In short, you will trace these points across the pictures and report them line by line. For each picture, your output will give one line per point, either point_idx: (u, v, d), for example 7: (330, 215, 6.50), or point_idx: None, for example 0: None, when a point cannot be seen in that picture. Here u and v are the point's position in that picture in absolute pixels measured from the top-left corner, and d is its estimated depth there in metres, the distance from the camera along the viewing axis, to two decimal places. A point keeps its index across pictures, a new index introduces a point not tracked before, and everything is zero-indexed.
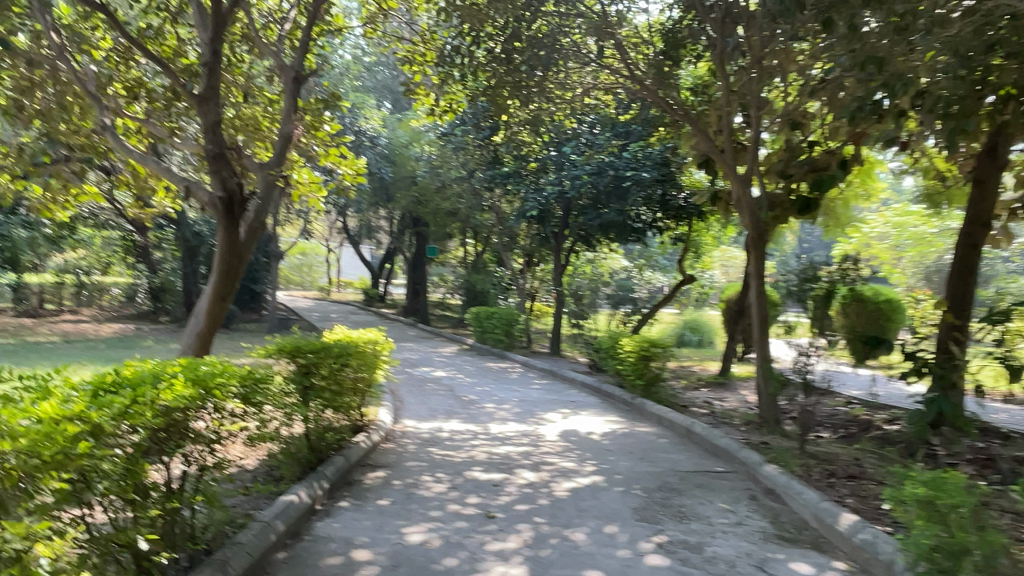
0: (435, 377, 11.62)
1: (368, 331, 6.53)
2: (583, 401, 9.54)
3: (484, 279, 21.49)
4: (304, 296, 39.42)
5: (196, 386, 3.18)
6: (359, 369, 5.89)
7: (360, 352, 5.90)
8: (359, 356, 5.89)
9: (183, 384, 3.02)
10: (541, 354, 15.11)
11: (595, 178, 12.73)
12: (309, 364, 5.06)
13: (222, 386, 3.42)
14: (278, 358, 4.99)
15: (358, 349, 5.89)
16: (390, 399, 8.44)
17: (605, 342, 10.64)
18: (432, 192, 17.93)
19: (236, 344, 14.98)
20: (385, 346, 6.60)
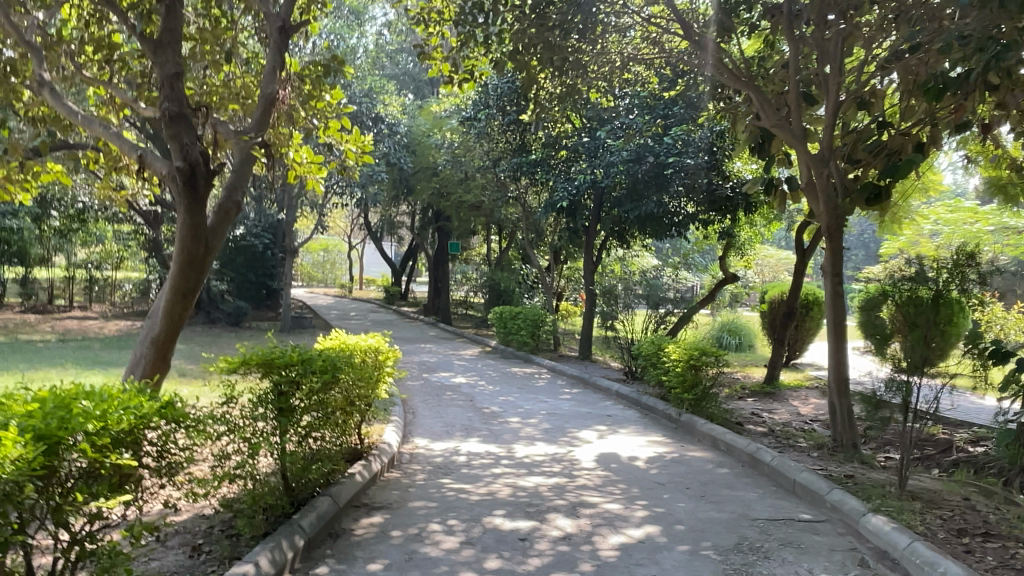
0: (453, 384, 10.51)
1: (367, 339, 5.42)
2: (621, 416, 8.36)
3: (508, 277, 20.35)
4: (324, 293, 38.58)
5: (56, 435, 2.43)
6: (357, 386, 4.76)
7: (356, 365, 4.77)
8: (356, 371, 4.77)
9: (14, 439, 2.28)
10: (570, 358, 13.94)
11: (632, 167, 11.31)
12: (285, 382, 3.92)
13: (113, 427, 2.64)
14: (251, 373, 3.90)
15: (353, 360, 4.77)
16: (400, 413, 7.33)
17: (645, 349, 9.42)
18: (454, 183, 16.87)
19: (244, 344, 14.01)
20: (389, 355, 5.48)
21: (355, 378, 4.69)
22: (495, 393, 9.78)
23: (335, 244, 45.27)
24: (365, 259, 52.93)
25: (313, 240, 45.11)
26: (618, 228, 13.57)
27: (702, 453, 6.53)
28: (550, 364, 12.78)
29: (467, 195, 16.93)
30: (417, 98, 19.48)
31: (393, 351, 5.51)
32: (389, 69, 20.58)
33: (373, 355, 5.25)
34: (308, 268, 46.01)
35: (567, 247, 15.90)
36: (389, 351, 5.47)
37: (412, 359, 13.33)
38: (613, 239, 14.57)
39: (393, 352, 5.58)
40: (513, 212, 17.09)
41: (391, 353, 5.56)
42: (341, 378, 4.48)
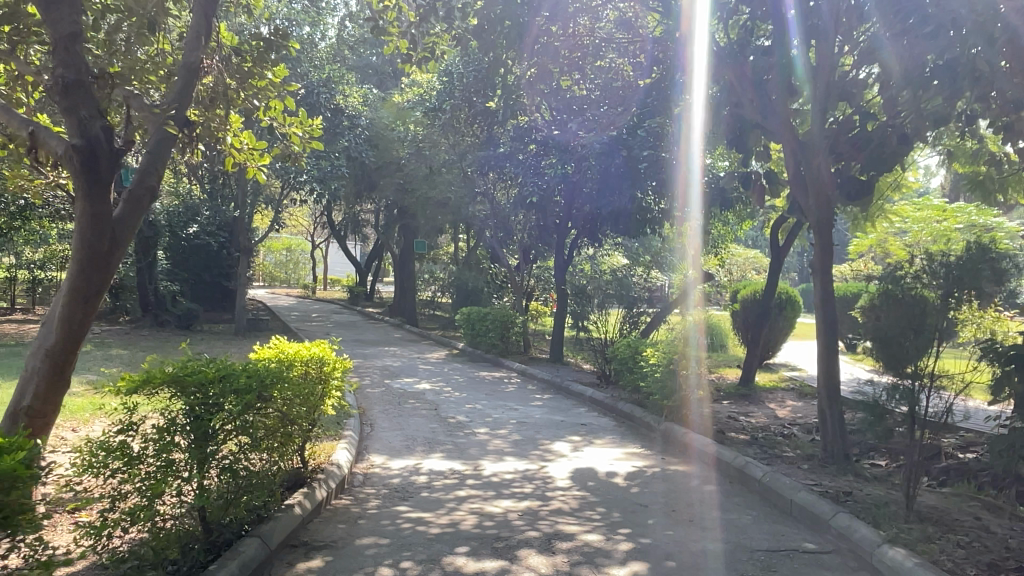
0: (417, 391, 9.84)
1: (311, 347, 4.77)
2: (596, 424, 7.79)
3: (476, 277, 19.72)
4: (287, 294, 37.52)
5: None
6: (297, 404, 4.12)
7: (293, 379, 4.13)
8: (295, 387, 4.13)
9: None
10: (540, 361, 13.35)
11: (605, 160, 10.65)
12: (201, 401, 3.27)
13: None
14: (168, 391, 3.28)
15: (290, 374, 4.13)
16: (355, 426, 6.67)
17: (619, 351, 8.88)
18: (420, 178, 16.19)
19: (195, 349, 13.17)
20: (337, 366, 4.84)
21: (294, 394, 4.05)
22: (461, 401, 9.15)
23: (299, 243, 44.20)
24: (330, 258, 51.84)
25: (276, 240, 44.00)
26: (590, 225, 13.03)
27: (685, 467, 6.00)
28: (521, 367, 12.18)
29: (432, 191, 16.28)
30: (381, 91, 18.76)
31: (343, 363, 4.87)
32: (352, 62, 19.83)
33: (318, 368, 4.61)
34: (271, 269, 44.91)
35: (537, 244, 15.33)
36: (340, 362, 4.84)
37: (374, 363, 12.63)
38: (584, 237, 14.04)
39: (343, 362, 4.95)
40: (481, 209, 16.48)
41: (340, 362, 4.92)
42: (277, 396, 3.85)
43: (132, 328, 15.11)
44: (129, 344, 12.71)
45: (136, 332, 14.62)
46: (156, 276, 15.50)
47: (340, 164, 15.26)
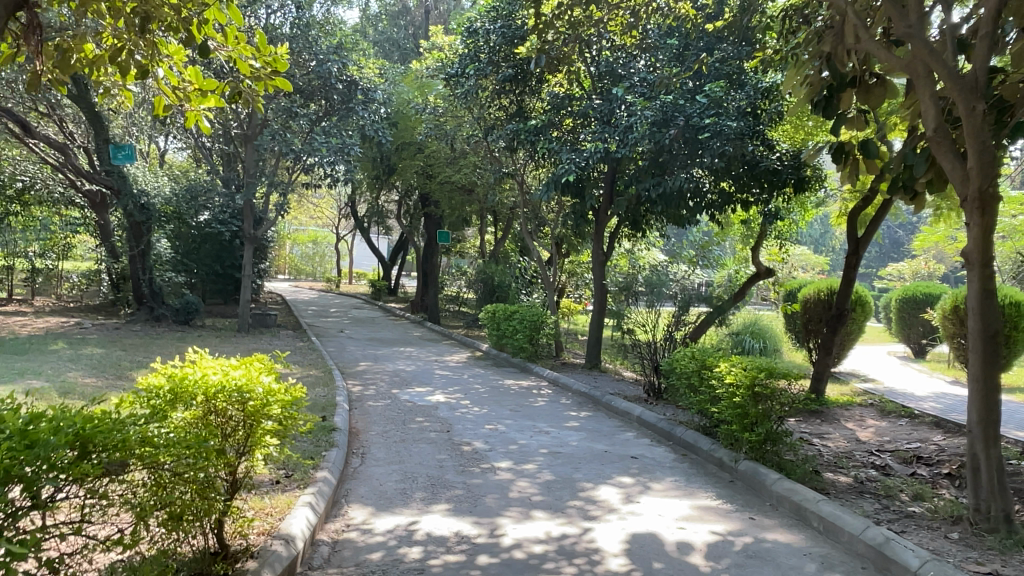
0: (429, 405, 8.17)
1: (241, 367, 3.22)
2: (650, 459, 6.06)
3: (505, 271, 18.10)
4: (309, 288, 36.18)
5: None
6: (171, 469, 2.56)
7: (167, 432, 2.64)
8: (164, 443, 2.56)
9: None
10: (575, 367, 11.63)
11: (658, 130, 9.16)
12: None
13: None
14: None
15: (162, 425, 2.66)
16: (336, 464, 5.04)
17: (675, 363, 7.14)
18: (443, 160, 14.73)
19: (188, 347, 11.70)
20: (286, 395, 3.24)
21: (157, 455, 2.49)
22: (481, 419, 7.47)
23: (324, 235, 43.06)
24: (356, 251, 50.75)
25: (303, 232, 42.96)
26: (636, 212, 11.35)
27: (787, 537, 4.28)
28: (553, 374, 10.45)
29: (455, 175, 14.75)
30: (403, 65, 17.35)
31: (285, 391, 3.21)
32: (372, 36, 18.46)
33: (239, 406, 2.99)
34: (296, 261, 44.01)
35: (572, 233, 13.64)
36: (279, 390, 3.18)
37: (385, 367, 10.99)
38: (626, 227, 12.29)
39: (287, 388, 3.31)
40: (509, 193, 14.88)
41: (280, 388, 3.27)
42: (112, 465, 2.35)
43: (124, 322, 13.68)
44: (112, 342, 11.27)
45: (126, 326, 13.19)
46: (152, 265, 14.05)
47: (354, 142, 13.80)
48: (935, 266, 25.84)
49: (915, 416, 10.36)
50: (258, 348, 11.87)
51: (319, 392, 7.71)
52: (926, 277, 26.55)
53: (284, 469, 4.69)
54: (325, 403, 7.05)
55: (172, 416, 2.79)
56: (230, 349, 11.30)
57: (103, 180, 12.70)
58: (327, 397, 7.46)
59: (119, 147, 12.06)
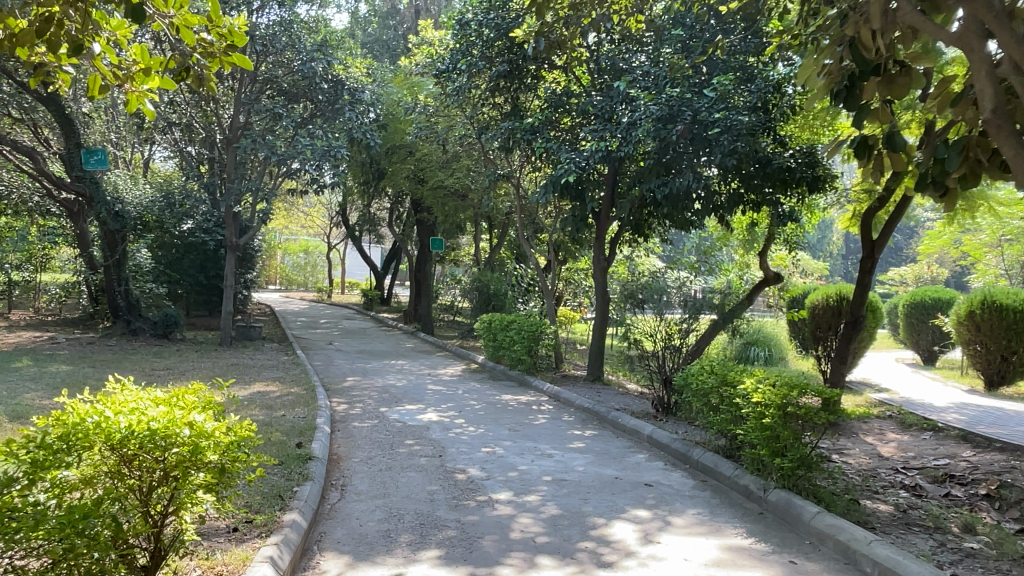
0: (420, 424, 7.49)
1: (161, 405, 2.98)
2: (666, 488, 5.40)
3: (500, 279, 17.47)
4: (301, 298, 35.45)
5: None
6: (47, 548, 2.34)
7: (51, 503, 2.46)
8: (36, 518, 2.35)
9: None
10: (576, 380, 10.98)
11: (662, 126, 8.50)
12: None
13: None
14: None
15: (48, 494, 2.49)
16: (309, 502, 4.35)
17: (688, 378, 6.47)
18: (436, 164, 14.13)
19: (164, 362, 10.98)
20: (218, 433, 2.96)
21: (20, 535, 2.28)
22: (478, 441, 6.79)
23: (316, 245, 42.36)
24: (348, 261, 50.13)
25: (294, 241, 42.31)
26: (638, 216, 10.76)
27: None
28: (553, 389, 9.79)
29: (448, 179, 14.15)
30: (393, 66, 16.78)
31: (217, 430, 2.94)
32: (361, 37, 17.91)
33: (152, 455, 2.77)
34: (288, 272, 43.33)
35: (570, 238, 13.01)
36: (210, 430, 2.92)
37: (373, 382, 10.31)
38: (627, 232, 11.68)
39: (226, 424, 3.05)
40: (504, 198, 14.27)
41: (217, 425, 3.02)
42: None
43: (99, 337, 12.94)
44: (82, 358, 10.55)
45: (101, 341, 12.45)
46: (128, 277, 13.32)
47: (340, 145, 13.17)
48: (938, 271, 25.40)
49: (939, 429, 9.73)
50: (239, 362, 11.17)
51: (298, 413, 7.01)
52: (928, 281, 26.12)
53: (246, 510, 4.01)
54: (303, 426, 6.35)
55: (67, 474, 2.61)
56: (209, 365, 10.60)
57: (73, 186, 12.00)
58: (306, 419, 6.77)
59: (91, 152, 11.40)
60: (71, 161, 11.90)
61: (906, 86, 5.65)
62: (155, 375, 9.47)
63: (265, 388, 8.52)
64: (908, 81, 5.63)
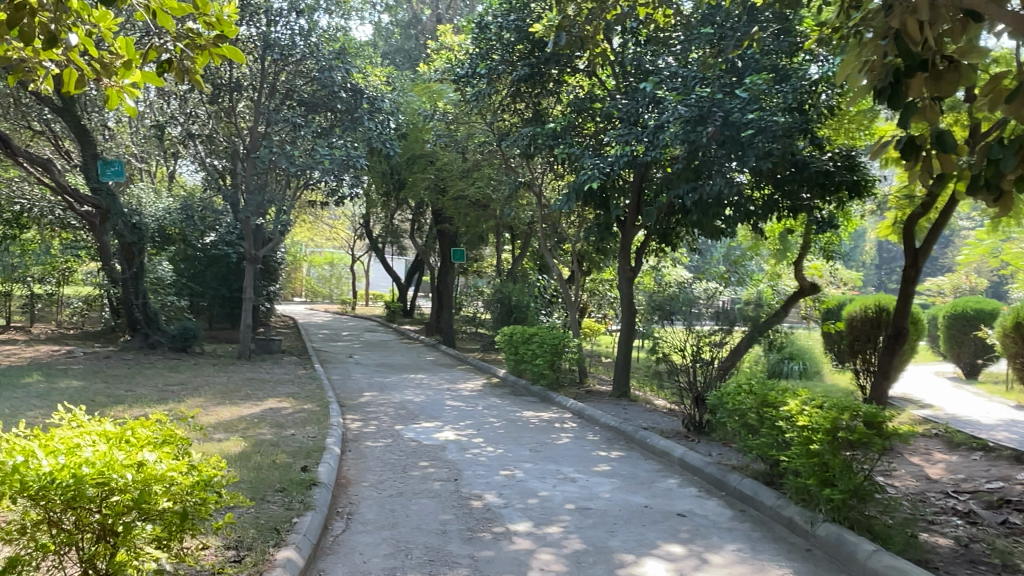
0: (436, 444, 7.09)
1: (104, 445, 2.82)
2: (701, 518, 4.93)
3: (523, 290, 17.07)
4: (324, 310, 35.38)
5: None
6: None
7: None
8: None
9: None
10: (601, 396, 10.53)
11: (692, 129, 8.09)
12: None
13: None
14: None
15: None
16: (310, 536, 3.98)
17: (722, 396, 6.01)
18: (457, 173, 13.82)
19: (178, 376, 10.73)
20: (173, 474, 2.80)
21: None
22: (497, 463, 6.38)
23: (340, 257, 42.33)
24: (372, 274, 50.08)
25: (319, 253, 42.33)
26: (666, 224, 10.33)
27: None
28: (577, 405, 9.34)
29: (469, 188, 13.83)
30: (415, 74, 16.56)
31: (172, 474, 2.72)
32: (383, 47, 17.74)
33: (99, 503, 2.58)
34: (313, 284, 43.38)
35: (595, 247, 12.57)
36: (163, 475, 2.70)
37: (391, 397, 9.94)
38: (653, 242, 11.23)
39: (186, 466, 2.84)
40: (527, 207, 13.91)
41: (175, 468, 2.81)
42: None
43: (116, 350, 12.74)
44: (95, 373, 10.33)
45: (117, 355, 12.25)
46: (145, 290, 13.13)
47: (358, 154, 12.92)
48: (978, 281, 24.49)
49: (990, 449, 9.09)
50: (254, 377, 10.89)
51: (308, 432, 6.66)
52: (967, 292, 25.21)
53: (235, 546, 3.65)
54: (313, 446, 5.99)
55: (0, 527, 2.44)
56: (223, 379, 10.33)
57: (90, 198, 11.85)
58: (317, 438, 6.41)
59: (107, 163, 11.25)
60: (88, 173, 11.75)
61: (955, 84, 4.73)
62: (168, 390, 9.21)
63: (278, 405, 8.19)
64: (959, 77, 4.71)
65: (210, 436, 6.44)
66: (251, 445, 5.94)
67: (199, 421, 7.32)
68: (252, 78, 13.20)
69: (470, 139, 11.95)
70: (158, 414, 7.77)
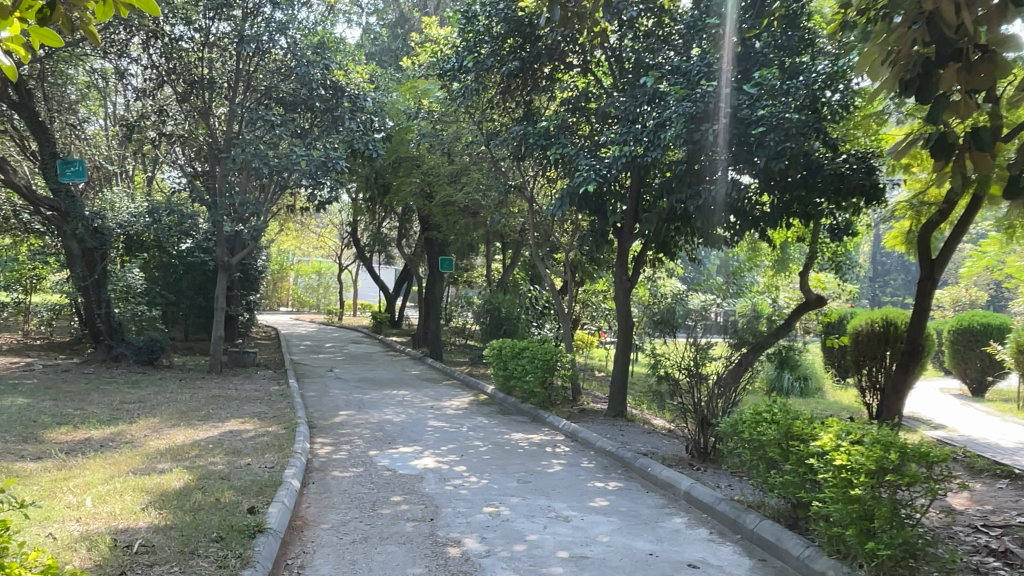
0: (413, 473, 6.34)
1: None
2: (717, 571, 4.21)
3: (513, 301, 16.36)
4: (310, 321, 34.54)
5: None
6: None
7: None
8: None
9: None
10: (594, 415, 9.79)
11: (698, 126, 7.43)
12: None
13: None
14: None
15: None
16: None
17: (734, 424, 5.32)
18: (445, 177, 13.17)
19: (140, 392, 9.91)
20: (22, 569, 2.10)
21: None
22: (481, 497, 5.64)
23: (328, 266, 41.54)
24: (360, 283, 49.28)
25: (306, 262, 41.58)
26: (665, 232, 9.66)
27: None
28: (570, 427, 8.61)
29: (456, 193, 13.14)
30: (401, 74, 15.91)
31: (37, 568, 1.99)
32: (369, 47, 17.09)
33: None
34: (300, 293, 42.59)
35: (588, 256, 11.91)
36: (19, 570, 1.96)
37: (368, 417, 9.17)
38: (651, 251, 10.56)
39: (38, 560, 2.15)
40: (517, 213, 13.21)
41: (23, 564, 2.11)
42: None
43: (77, 364, 11.89)
44: (46, 389, 9.48)
45: (77, 369, 11.40)
46: (109, 299, 12.30)
47: (339, 155, 12.21)
48: (977, 293, 24.01)
49: (1017, 476, 8.40)
50: (222, 393, 10.08)
51: (267, 461, 5.90)
52: (966, 305, 24.70)
53: None
54: (268, 480, 5.23)
55: None
56: (187, 396, 9.53)
57: (48, 200, 11.10)
58: (276, 469, 5.65)
59: (67, 162, 10.50)
60: (47, 173, 11.02)
61: (991, 77, 3.98)
62: (122, 409, 8.42)
63: (240, 427, 7.42)
64: (994, 68, 3.96)
65: (154, 466, 5.66)
66: (197, 478, 5.19)
67: (148, 446, 6.54)
68: (228, 75, 12.47)
69: (457, 139, 11.27)
70: (104, 437, 6.99)
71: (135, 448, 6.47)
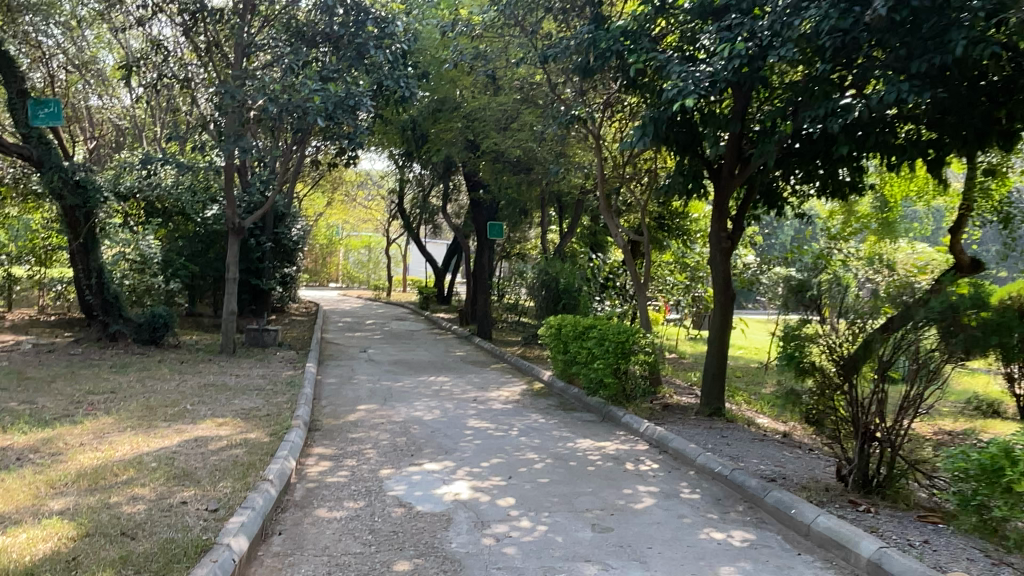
0: (436, 512, 4.27)
1: None
2: None
3: (572, 271, 14.10)
4: (358, 297, 33.07)
5: None
6: None
7: None
8: None
9: None
10: (685, 413, 7.50)
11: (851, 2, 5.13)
12: None
13: None
14: None
15: None
16: None
17: None
18: (493, 122, 11.05)
19: (121, 377, 8.15)
20: None
21: None
22: (538, 561, 3.57)
23: (377, 241, 40.10)
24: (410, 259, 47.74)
25: (355, 237, 40.03)
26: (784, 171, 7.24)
27: None
28: (658, 432, 6.39)
29: (506, 140, 10.94)
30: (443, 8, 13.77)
31: None
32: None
33: None
34: (349, 268, 41.28)
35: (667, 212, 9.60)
36: None
37: (392, 414, 7.16)
38: (760, 201, 8.13)
39: None
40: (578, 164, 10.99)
41: None
42: None
43: (68, 343, 10.26)
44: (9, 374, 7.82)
45: (64, 349, 9.77)
46: (105, 269, 10.61)
47: (363, 94, 10.20)
48: None
49: None
50: (221, 381, 8.25)
51: (214, 497, 3.90)
52: None
53: None
54: (191, 541, 3.22)
55: None
56: (173, 385, 7.69)
57: (19, 147, 9.55)
58: (219, 515, 3.63)
59: (39, 102, 8.75)
60: (17, 116, 9.48)
61: None
62: (81, 403, 6.58)
63: (212, 434, 5.46)
64: None
65: (42, 502, 3.75)
66: (81, 533, 3.24)
67: (70, 463, 4.64)
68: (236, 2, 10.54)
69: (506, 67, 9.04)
70: (25, 444, 5.11)
71: (50, 466, 4.57)
